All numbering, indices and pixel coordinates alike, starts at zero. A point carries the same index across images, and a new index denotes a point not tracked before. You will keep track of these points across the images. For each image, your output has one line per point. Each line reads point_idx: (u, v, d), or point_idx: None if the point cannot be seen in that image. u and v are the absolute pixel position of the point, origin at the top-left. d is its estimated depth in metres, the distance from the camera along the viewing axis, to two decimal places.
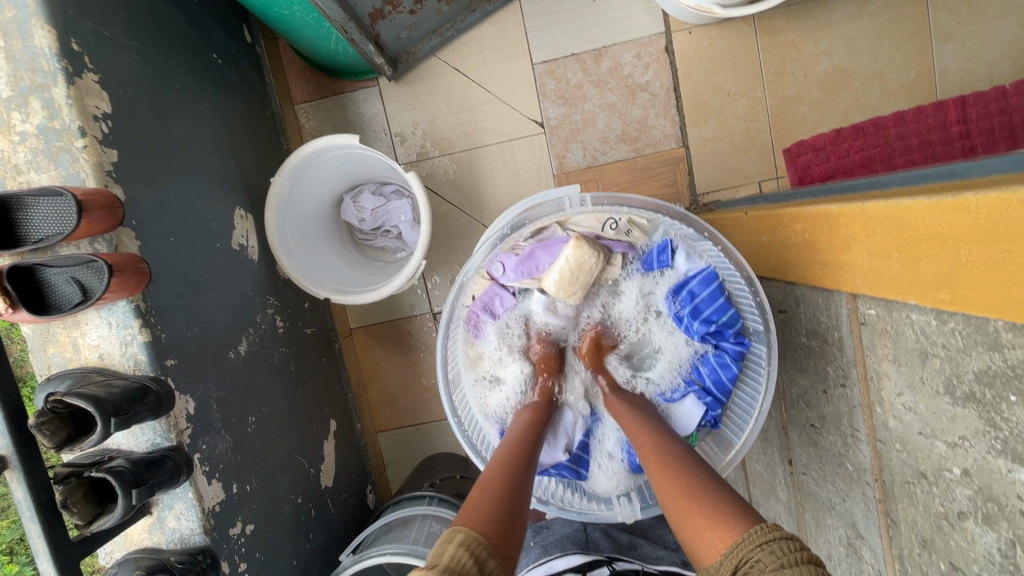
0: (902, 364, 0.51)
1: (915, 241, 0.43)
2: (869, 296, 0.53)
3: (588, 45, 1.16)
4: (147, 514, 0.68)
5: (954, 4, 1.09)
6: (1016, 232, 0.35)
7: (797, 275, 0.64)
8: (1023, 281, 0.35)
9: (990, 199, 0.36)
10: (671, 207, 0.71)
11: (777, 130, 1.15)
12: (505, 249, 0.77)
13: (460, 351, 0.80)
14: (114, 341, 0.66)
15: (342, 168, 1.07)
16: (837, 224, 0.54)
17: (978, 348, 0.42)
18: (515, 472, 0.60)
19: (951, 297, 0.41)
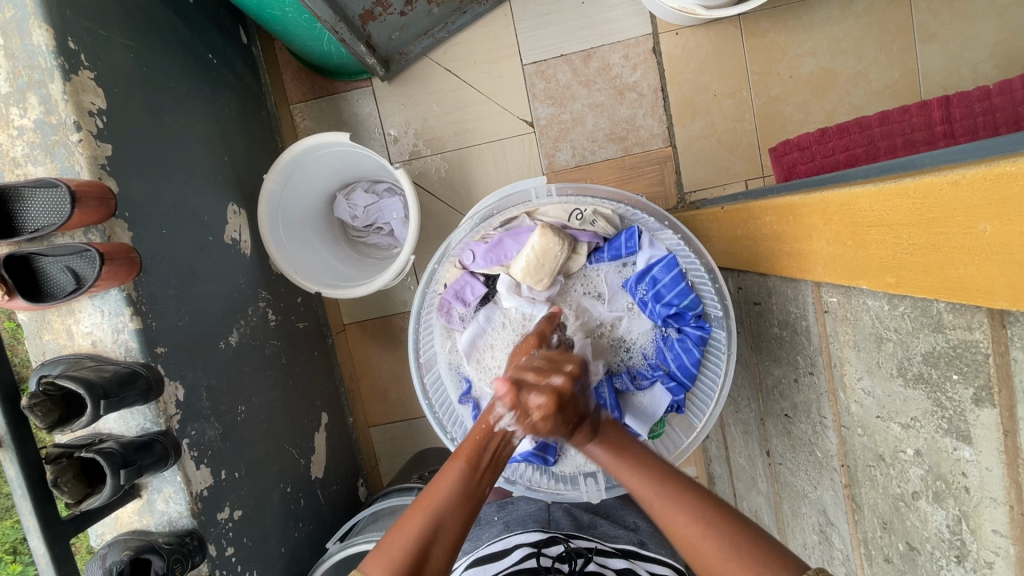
0: (861, 351, 0.52)
1: (865, 228, 0.45)
2: (830, 284, 0.54)
3: (576, 47, 1.18)
4: (137, 496, 0.70)
5: (937, 5, 1.11)
6: (946, 214, 0.36)
7: (767, 266, 0.66)
8: (954, 261, 0.36)
9: (925, 183, 0.38)
10: (632, 196, 0.74)
11: (763, 129, 1.17)
12: (475, 238, 0.80)
13: (434, 337, 0.82)
14: (106, 328, 0.68)
15: (334, 165, 1.09)
16: (799, 215, 0.56)
17: (924, 329, 0.43)
18: (457, 506, 0.58)
19: (897, 279, 0.42)
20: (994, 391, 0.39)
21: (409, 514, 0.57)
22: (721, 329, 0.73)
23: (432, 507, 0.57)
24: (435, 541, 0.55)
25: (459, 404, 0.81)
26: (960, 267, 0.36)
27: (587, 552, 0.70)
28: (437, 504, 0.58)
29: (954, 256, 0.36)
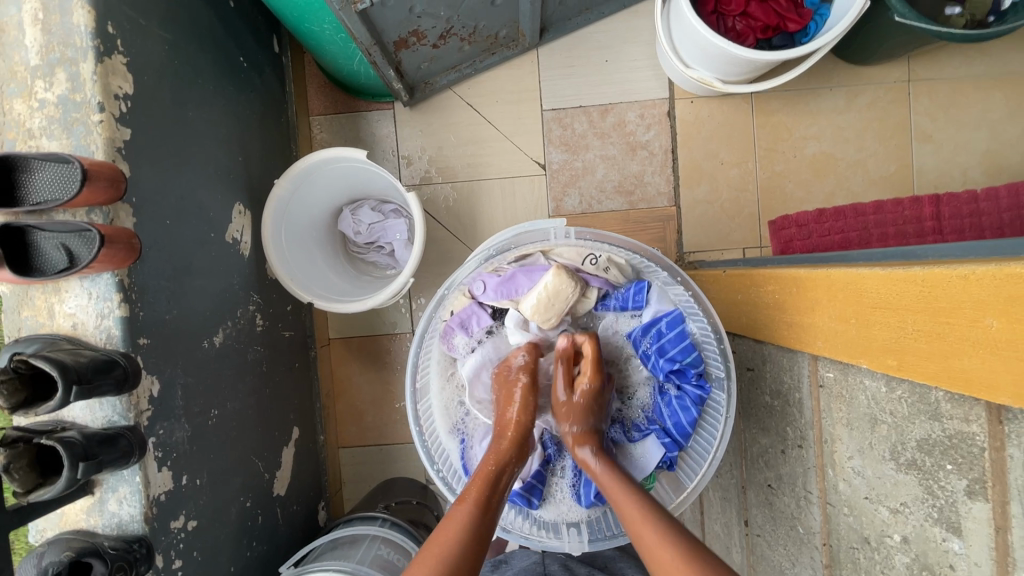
0: (853, 429, 0.53)
1: (870, 309, 0.46)
2: (828, 359, 0.55)
3: (595, 100, 1.23)
4: (89, 493, 0.66)
5: (934, 110, 1.18)
6: (953, 305, 0.37)
7: (765, 334, 0.67)
8: (958, 352, 0.37)
9: (934, 273, 0.39)
10: (650, 250, 0.74)
11: (764, 202, 1.21)
12: (488, 270, 0.80)
13: (432, 363, 0.81)
14: (90, 312, 0.66)
15: (345, 180, 1.10)
16: (804, 288, 0.57)
17: (920, 415, 0.44)
18: (470, 547, 0.56)
19: (899, 363, 0.43)
20: (987, 486, 0.39)
21: (420, 563, 0.54)
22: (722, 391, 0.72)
23: (443, 551, 0.55)
24: None
25: (449, 435, 0.80)
26: (963, 358, 0.37)
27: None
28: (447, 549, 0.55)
29: (957, 346, 0.37)
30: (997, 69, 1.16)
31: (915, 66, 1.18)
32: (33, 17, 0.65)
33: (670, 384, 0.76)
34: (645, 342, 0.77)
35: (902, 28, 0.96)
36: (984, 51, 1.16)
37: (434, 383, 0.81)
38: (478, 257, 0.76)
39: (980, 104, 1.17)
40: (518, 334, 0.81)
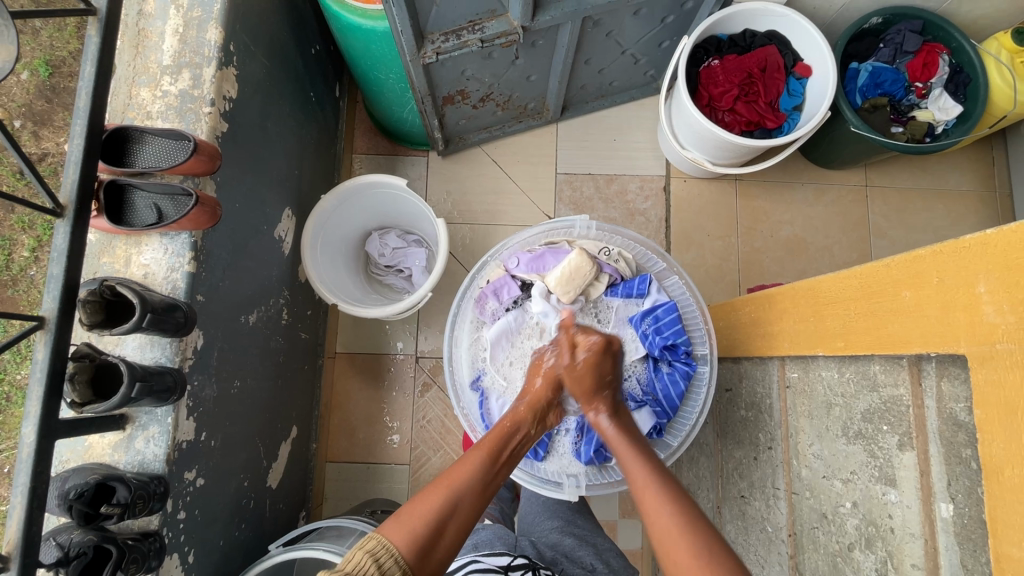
0: (814, 418, 0.62)
1: (824, 304, 0.58)
2: (793, 360, 0.66)
3: (603, 171, 1.42)
4: (120, 428, 0.70)
5: (887, 211, 1.39)
6: (880, 288, 0.49)
7: (742, 351, 0.78)
8: (885, 323, 0.49)
9: (866, 266, 0.52)
10: (651, 244, 0.90)
11: (744, 272, 1.37)
12: (522, 249, 0.92)
13: (465, 323, 0.91)
14: (163, 264, 0.75)
15: (380, 204, 1.23)
16: (774, 301, 0.69)
17: (863, 390, 0.55)
18: (478, 489, 0.62)
19: (845, 343, 0.55)
20: (913, 437, 0.49)
21: (432, 488, 0.61)
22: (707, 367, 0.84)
23: (455, 484, 0.61)
24: (453, 517, 0.58)
25: (469, 389, 0.88)
26: (890, 325, 0.48)
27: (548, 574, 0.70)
28: (458, 486, 0.61)
29: (886, 316, 0.49)
30: (938, 184, 1.39)
31: (871, 174, 1.40)
32: (174, 29, 0.81)
33: (663, 361, 0.85)
34: (642, 325, 0.86)
35: (857, 137, 1.18)
36: (926, 169, 1.40)
37: (462, 340, 0.91)
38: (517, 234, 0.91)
39: (926, 210, 1.38)
40: (541, 304, 0.87)
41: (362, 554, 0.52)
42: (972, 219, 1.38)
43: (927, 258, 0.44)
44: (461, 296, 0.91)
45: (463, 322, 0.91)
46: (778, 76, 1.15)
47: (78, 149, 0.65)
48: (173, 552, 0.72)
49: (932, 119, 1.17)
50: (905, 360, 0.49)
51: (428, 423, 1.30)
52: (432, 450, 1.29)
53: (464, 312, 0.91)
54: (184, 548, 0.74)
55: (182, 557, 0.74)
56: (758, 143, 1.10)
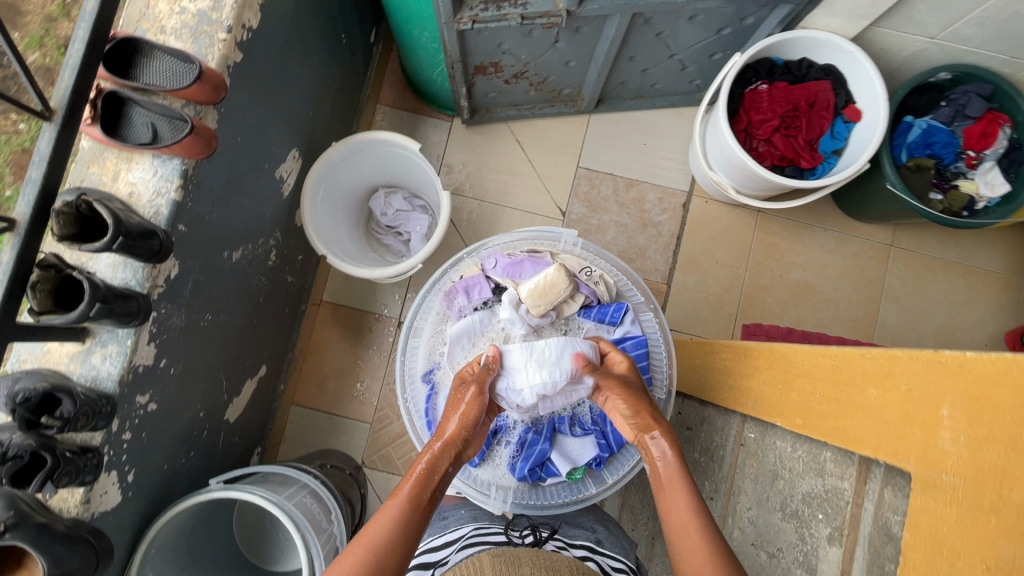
0: (758, 483, 0.61)
1: (793, 374, 0.56)
2: (753, 421, 0.64)
3: (625, 174, 1.38)
4: (80, 340, 0.71)
5: (906, 275, 1.34)
6: (849, 378, 0.47)
7: (709, 395, 0.76)
8: (845, 416, 0.47)
9: (843, 350, 0.49)
10: (634, 276, 0.90)
11: (744, 306, 1.33)
12: (503, 252, 0.91)
13: (430, 313, 0.90)
14: (150, 186, 0.73)
15: (391, 164, 1.21)
16: (750, 355, 0.67)
17: (809, 471, 0.53)
18: (396, 540, 0.60)
19: (803, 422, 0.53)
20: (844, 535, 0.47)
21: (350, 552, 0.59)
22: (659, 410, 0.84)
23: (371, 543, 0.59)
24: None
25: (420, 379, 0.87)
26: (849, 419, 0.46)
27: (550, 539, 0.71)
28: (377, 542, 0.59)
29: (847, 409, 0.46)
30: (965, 259, 1.33)
31: (898, 234, 1.34)
32: None
33: None
34: None
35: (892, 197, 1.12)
36: (957, 241, 1.34)
37: (424, 329, 0.90)
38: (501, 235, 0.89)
39: (945, 283, 1.33)
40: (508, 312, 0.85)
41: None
42: (990, 302, 1.32)
43: (902, 361, 0.42)
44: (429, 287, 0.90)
45: (429, 312, 0.90)
46: (824, 114, 1.09)
47: (77, 55, 0.63)
48: (111, 470, 0.74)
49: (975, 192, 1.10)
50: (856, 456, 0.47)
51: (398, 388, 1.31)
52: (395, 415, 1.30)
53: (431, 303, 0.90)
54: (123, 467, 0.76)
55: (121, 475, 0.76)
56: (789, 182, 1.05)
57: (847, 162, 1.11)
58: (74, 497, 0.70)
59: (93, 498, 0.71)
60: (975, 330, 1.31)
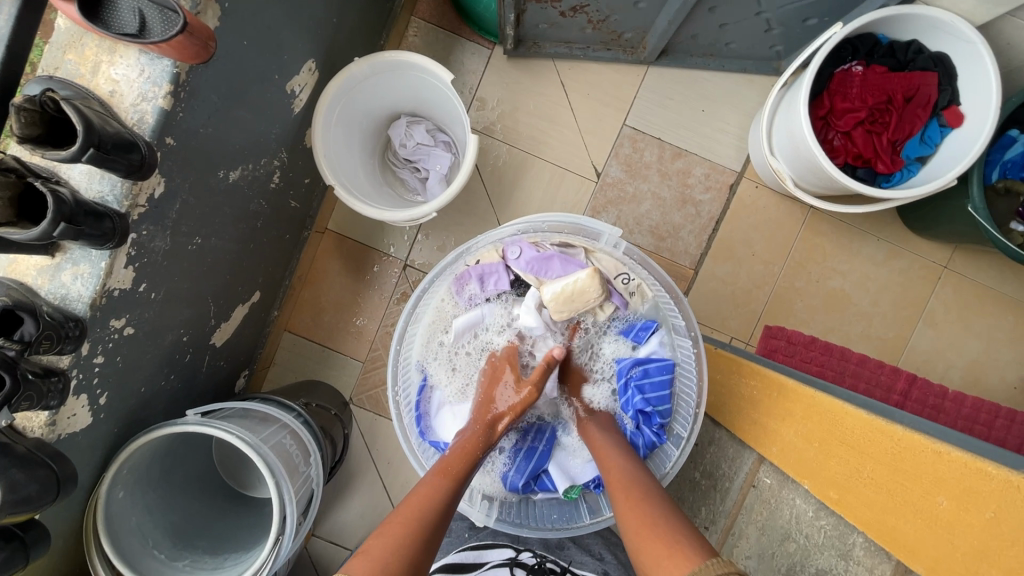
0: (764, 535, 0.60)
1: (835, 442, 0.53)
2: (772, 467, 0.62)
3: (674, 141, 1.24)
4: (49, 254, 0.63)
5: (952, 302, 1.23)
6: (919, 475, 0.44)
7: (727, 420, 0.74)
8: (899, 512, 0.45)
9: (912, 439, 0.46)
10: (676, 294, 0.82)
11: (771, 307, 1.24)
12: (530, 241, 0.87)
13: (437, 294, 0.89)
14: (134, 88, 0.63)
15: (422, 95, 1.08)
16: (785, 395, 0.63)
17: (831, 550, 0.52)
18: (440, 510, 0.65)
19: (838, 497, 0.51)
20: None
21: (394, 521, 0.62)
22: (676, 448, 0.81)
23: (418, 513, 0.64)
24: (419, 542, 0.61)
25: (415, 367, 0.89)
26: (902, 520, 0.45)
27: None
28: (420, 510, 0.64)
29: (900, 508, 0.45)
30: (1022, 295, 1.22)
31: (957, 256, 1.22)
32: None
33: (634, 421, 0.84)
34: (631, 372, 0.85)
35: (968, 220, 0.99)
36: (1019, 274, 1.22)
37: (429, 313, 0.89)
38: (531, 227, 0.85)
39: (992, 317, 1.22)
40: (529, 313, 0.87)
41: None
42: None
43: (997, 481, 0.39)
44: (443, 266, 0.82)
45: (439, 294, 0.89)
46: (919, 113, 0.95)
47: None
48: (81, 393, 0.69)
49: None
50: (893, 557, 0.46)
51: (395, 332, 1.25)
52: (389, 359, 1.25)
53: (444, 286, 0.88)
54: (95, 391, 0.72)
55: (92, 398, 0.72)
56: (862, 188, 0.92)
57: (929, 174, 0.97)
58: (37, 419, 0.65)
59: (59, 420, 0.67)
60: (1009, 371, 1.22)
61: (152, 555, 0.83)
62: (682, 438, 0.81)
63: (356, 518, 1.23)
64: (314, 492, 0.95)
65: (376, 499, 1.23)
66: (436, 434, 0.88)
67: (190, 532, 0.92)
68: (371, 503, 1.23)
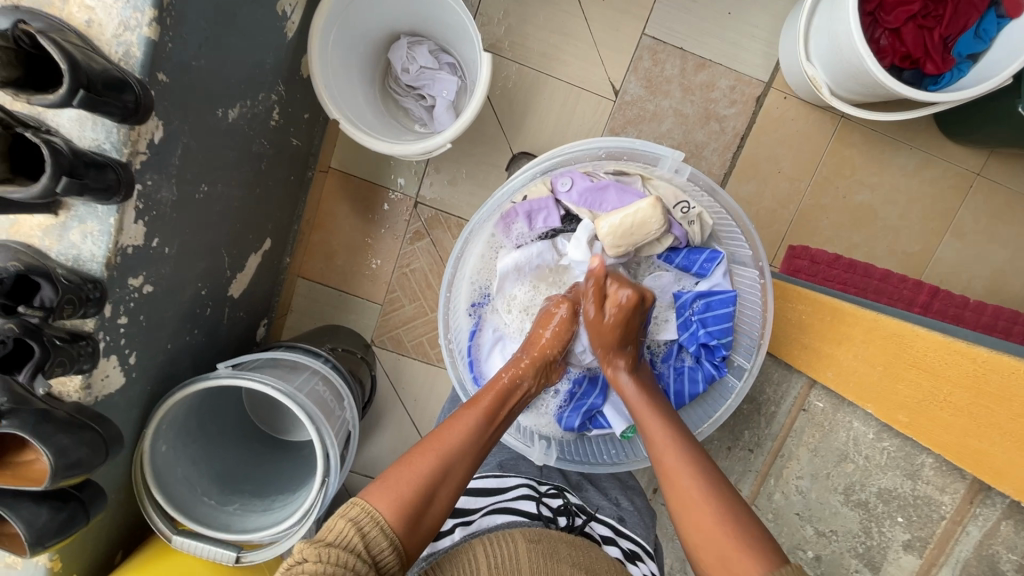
0: (817, 456, 0.69)
1: (904, 364, 0.59)
2: (824, 392, 0.69)
3: (697, 50, 1.14)
4: (52, 212, 0.59)
5: (982, 211, 1.19)
6: (1002, 395, 0.49)
7: (786, 354, 0.78)
8: (979, 432, 0.51)
9: (995, 359, 0.51)
10: (745, 222, 0.77)
11: (796, 226, 1.20)
12: (581, 171, 0.83)
13: (482, 237, 0.84)
14: (113, 16, 0.55)
15: (425, 9, 0.97)
16: (842, 319, 0.69)
17: (896, 470, 0.59)
18: (467, 452, 0.66)
19: (908, 420, 0.57)
20: None
21: (423, 452, 0.64)
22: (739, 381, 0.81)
23: (446, 449, 0.65)
24: (443, 481, 0.63)
25: (465, 313, 0.88)
26: (989, 443, 0.50)
27: (583, 515, 0.75)
28: (448, 448, 0.65)
29: (984, 430, 0.50)
30: None
31: (992, 162, 1.17)
32: None
33: (694, 356, 0.85)
34: (690, 311, 0.84)
35: (1016, 121, 0.93)
36: None
37: (474, 256, 0.85)
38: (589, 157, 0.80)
39: (1022, 225, 1.18)
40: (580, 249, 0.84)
41: (345, 520, 0.56)
42: None
43: None
44: (491, 205, 0.79)
45: (483, 234, 0.84)
46: (975, 3, 0.87)
47: None
48: (110, 354, 0.68)
49: None
50: (968, 477, 0.53)
51: (412, 273, 1.22)
52: (407, 299, 1.23)
53: (489, 225, 0.83)
54: (124, 350, 0.70)
55: (122, 358, 0.70)
56: (910, 92, 0.85)
57: (981, 73, 0.90)
58: (72, 383, 0.64)
59: (94, 383, 0.66)
60: None
61: (203, 502, 0.86)
62: (745, 368, 0.82)
63: (388, 452, 1.26)
64: (350, 433, 0.95)
65: (405, 435, 1.26)
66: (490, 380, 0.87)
67: (236, 477, 0.95)
68: (401, 439, 1.26)
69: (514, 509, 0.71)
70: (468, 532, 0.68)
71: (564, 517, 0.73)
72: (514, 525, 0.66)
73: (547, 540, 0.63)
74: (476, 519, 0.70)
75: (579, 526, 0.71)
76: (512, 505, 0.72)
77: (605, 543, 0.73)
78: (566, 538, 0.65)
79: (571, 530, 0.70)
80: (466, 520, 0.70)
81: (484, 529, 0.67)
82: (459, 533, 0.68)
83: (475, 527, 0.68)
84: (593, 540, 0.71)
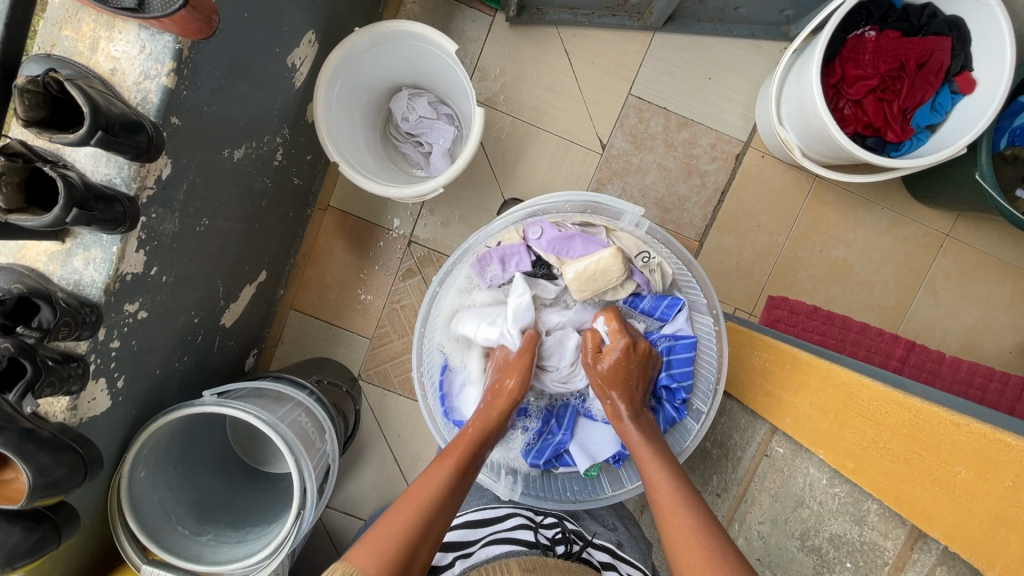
0: (778, 500, 0.71)
1: (850, 411, 0.61)
2: (785, 437, 0.73)
3: (680, 111, 1.22)
4: (59, 240, 0.63)
5: (952, 269, 1.23)
6: (932, 443, 0.52)
7: (754, 400, 0.81)
8: (913, 478, 0.53)
9: (926, 409, 0.53)
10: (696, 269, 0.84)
11: (774, 278, 1.25)
12: (551, 221, 0.87)
13: (460, 277, 0.90)
14: (135, 66, 0.61)
15: (422, 64, 1.05)
16: (800, 366, 0.72)
17: (846, 514, 0.61)
18: (444, 510, 0.63)
19: (853, 466, 0.60)
20: None
21: (399, 509, 0.61)
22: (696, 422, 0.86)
23: (422, 506, 0.62)
24: (423, 539, 0.59)
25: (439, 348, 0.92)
26: (920, 486, 0.52)
27: (580, 543, 0.75)
28: (425, 503, 0.62)
29: (918, 476, 0.52)
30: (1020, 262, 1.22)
31: (959, 224, 1.22)
32: None
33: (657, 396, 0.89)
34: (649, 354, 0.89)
35: (975, 187, 0.99)
36: (1019, 241, 1.22)
37: (449, 295, 0.90)
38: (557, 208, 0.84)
39: (992, 284, 1.23)
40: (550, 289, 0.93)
41: None
42: None
43: (1012, 453, 0.45)
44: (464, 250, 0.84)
45: (460, 277, 0.90)
46: (931, 80, 0.94)
47: None
48: (99, 377, 0.70)
49: None
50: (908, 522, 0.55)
51: (402, 309, 1.25)
52: (396, 335, 1.26)
53: (465, 268, 0.89)
54: (113, 374, 0.73)
55: (110, 382, 0.72)
56: (873, 157, 0.91)
57: (938, 142, 0.97)
58: (59, 404, 0.66)
59: (80, 404, 0.68)
60: (1007, 336, 1.23)
61: (177, 531, 0.86)
62: (702, 412, 0.86)
63: (368, 489, 1.25)
64: (329, 467, 0.96)
65: (386, 471, 1.26)
66: (460, 413, 0.90)
67: (212, 507, 0.94)
68: (382, 475, 1.26)
69: (512, 538, 0.72)
70: (467, 564, 0.68)
71: (562, 545, 0.73)
72: (512, 554, 0.66)
73: (542, 569, 0.62)
74: (476, 550, 0.71)
75: (577, 554, 0.71)
76: (510, 535, 0.72)
77: (604, 569, 0.73)
78: (561, 564, 0.64)
79: (568, 557, 0.70)
80: (466, 553, 0.71)
81: (483, 560, 0.67)
82: (459, 565, 0.69)
83: (475, 558, 0.69)
84: (592, 566, 0.72)
